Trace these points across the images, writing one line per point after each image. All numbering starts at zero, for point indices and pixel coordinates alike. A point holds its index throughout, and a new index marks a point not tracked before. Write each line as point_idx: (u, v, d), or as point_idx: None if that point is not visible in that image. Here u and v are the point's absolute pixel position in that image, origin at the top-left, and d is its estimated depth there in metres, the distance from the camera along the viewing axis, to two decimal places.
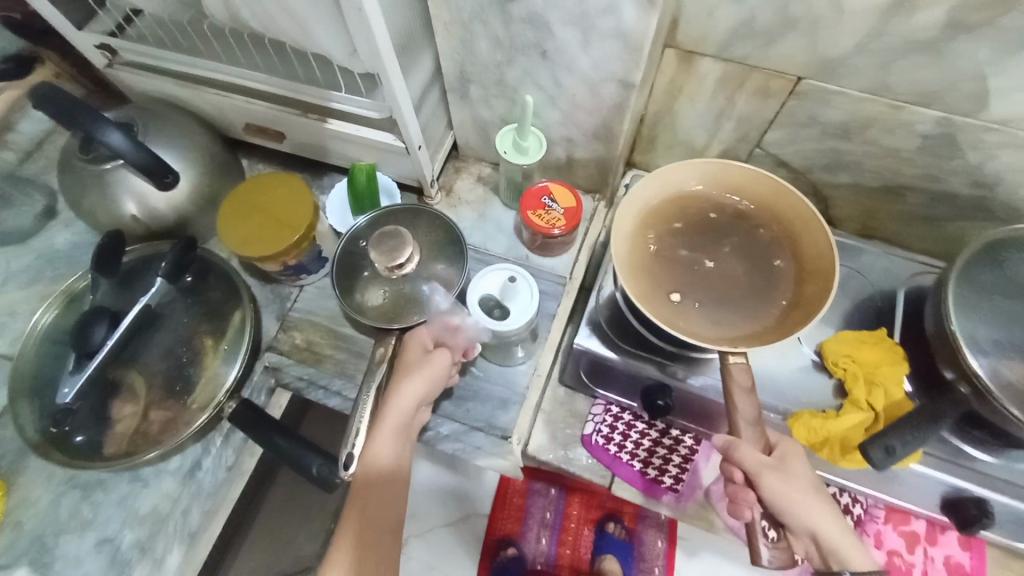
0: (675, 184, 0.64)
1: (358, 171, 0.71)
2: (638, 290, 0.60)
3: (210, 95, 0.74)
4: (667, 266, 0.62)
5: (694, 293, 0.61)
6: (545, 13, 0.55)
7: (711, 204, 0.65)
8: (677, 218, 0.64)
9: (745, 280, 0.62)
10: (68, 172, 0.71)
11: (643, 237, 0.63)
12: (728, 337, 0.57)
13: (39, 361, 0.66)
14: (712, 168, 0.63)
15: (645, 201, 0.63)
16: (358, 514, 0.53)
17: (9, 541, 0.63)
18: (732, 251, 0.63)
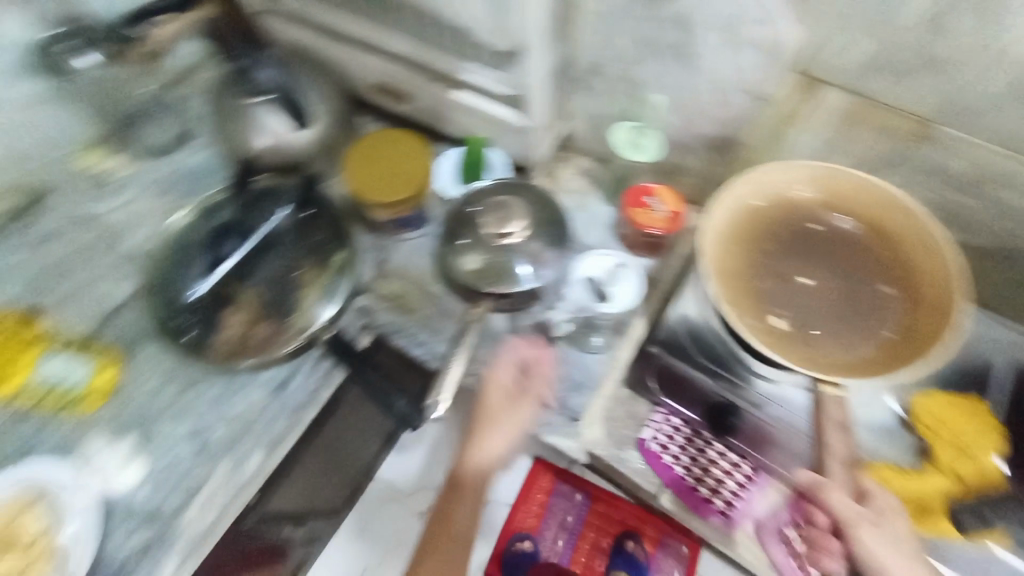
0: (781, 187, 0.62)
1: (472, 144, 0.72)
2: (727, 297, 0.59)
3: (349, 49, 0.77)
4: (760, 276, 0.61)
5: (784, 307, 0.60)
6: (697, 16, 0.58)
7: (819, 213, 0.62)
8: (779, 224, 0.62)
9: (843, 300, 0.60)
10: (215, 102, 0.76)
11: (739, 241, 0.61)
12: (818, 361, 0.57)
13: (166, 259, 0.75)
14: (826, 175, 0.60)
15: (745, 202, 0.62)
16: (451, 520, 0.67)
17: (116, 412, 0.70)
18: (833, 267, 0.61)
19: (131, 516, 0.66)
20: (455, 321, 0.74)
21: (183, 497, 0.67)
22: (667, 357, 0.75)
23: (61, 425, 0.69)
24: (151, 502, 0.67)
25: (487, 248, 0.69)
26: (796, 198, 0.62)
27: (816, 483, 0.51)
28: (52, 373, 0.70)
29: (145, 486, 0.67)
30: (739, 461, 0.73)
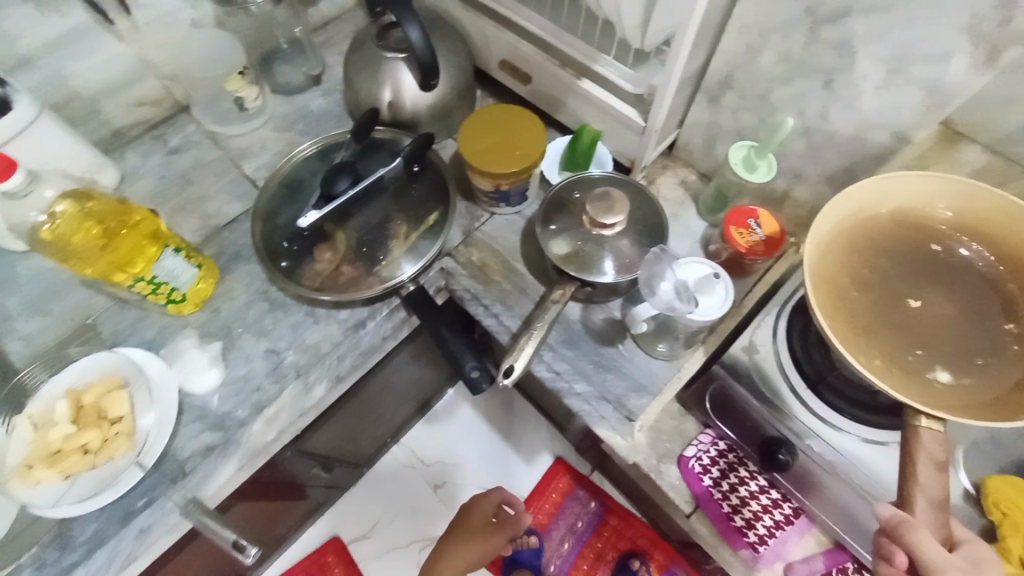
0: (905, 200, 0.58)
1: (585, 132, 0.75)
2: (828, 305, 0.55)
3: (487, 26, 0.81)
4: (868, 288, 0.56)
5: (891, 328, 0.55)
6: (858, 41, 0.56)
7: (942, 235, 0.57)
8: (895, 238, 0.58)
9: (956, 332, 0.55)
10: (357, 51, 0.81)
11: (849, 249, 0.57)
12: (923, 392, 0.51)
13: (277, 190, 0.80)
14: (962, 194, 0.56)
15: (861, 208, 0.58)
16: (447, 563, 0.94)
17: (208, 318, 0.75)
18: (950, 295, 0.56)
19: (201, 417, 0.69)
20: (531, 301, 0.74)
21: (249, 412, 0.70)
22: (725, 377, 0.70)
23: (160, 318, 0.75)
24: (221, 409, 0.70)
25: (581, 233, 0.70)
26: (919, 215, 0.58)
27: (899, 520, 0.47)
28: (164, 273, 0.69)
29: (218, 393, 0.71)
30: (779, 499, 0.72)
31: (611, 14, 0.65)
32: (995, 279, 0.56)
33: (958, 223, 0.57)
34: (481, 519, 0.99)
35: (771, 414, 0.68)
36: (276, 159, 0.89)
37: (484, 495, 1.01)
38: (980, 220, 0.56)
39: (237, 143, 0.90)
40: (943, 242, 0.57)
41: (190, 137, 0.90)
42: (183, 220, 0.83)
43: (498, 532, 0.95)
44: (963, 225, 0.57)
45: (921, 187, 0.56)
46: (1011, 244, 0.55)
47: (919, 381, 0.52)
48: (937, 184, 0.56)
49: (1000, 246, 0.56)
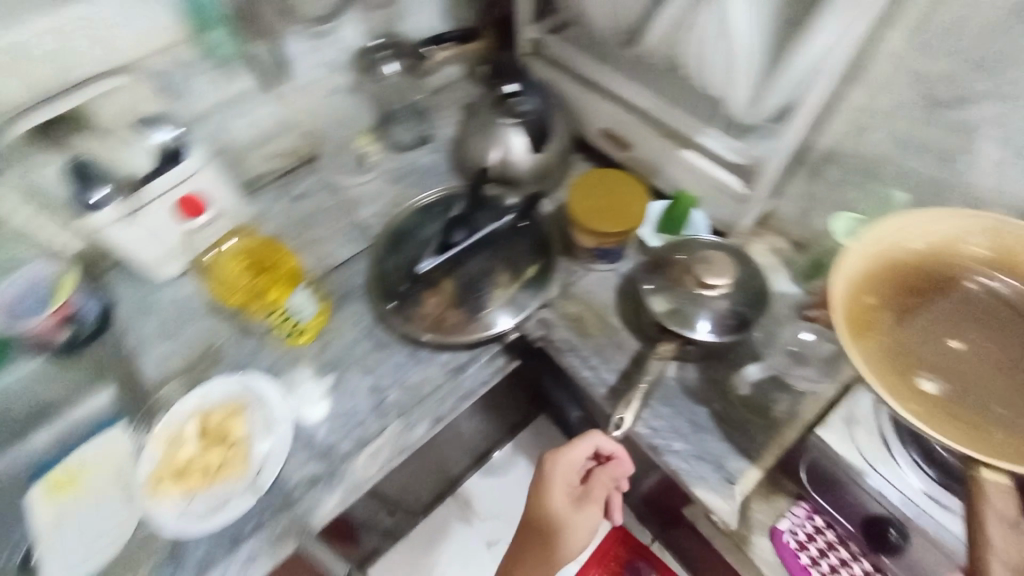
0: (938, 234, 0.57)
1: (682, 198, 0.80)
2: (863, 347, 0.53)
3: (592, 98, 0.88)
4: (901, 328, 0.55)
5: (926, 369, 0.54)
6: (980, 127, 0.58)
7: (978, 271, 0.56)
8: (925, 274, 0.57)
9: (995, 372, 0.53)
10: (471, 117, 0.90)
11: (882, 287, 0.57)
12: (982, 437, 0.48)
13: (389, 239, 0.88)
14: (992, 226, 0.55)
15: (893, 241, 0.56)
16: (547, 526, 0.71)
17: (318, 352, 0.81)
18: (982, 334, 0.56)
19: (308, 447, 0.73)
20: (628, 357, 0.76)
21: (352, 446, 0.73)
22: (823, 447, 0.66)
23: (277, 349, 0.81)
24: (327, 440, 0.74)
25: (679, 293, 0.72)
26: (952, 251, 0.57)
27: None
28: (295, 305, 0.79)
29: (324, 424, 0.75)
30: None
31: (721, 89, 0.71)
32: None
33: (993, 256, 0.56)
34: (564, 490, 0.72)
35: (881, 494, 0.63)
36: (387, 208, 0.96)
37: (561, 454, 0.72)
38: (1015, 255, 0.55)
39: (352, 193, 0.98)
40: (983, 277, 0.56)
41: (313, 184, 0.99)
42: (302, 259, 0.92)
43: (587, 506, 0.72)
44: (1002, 255, 0.55)
45: (945, 225, 0.56)
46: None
47: (970, 427, 0.49)
48: (964, 222, 0.55)
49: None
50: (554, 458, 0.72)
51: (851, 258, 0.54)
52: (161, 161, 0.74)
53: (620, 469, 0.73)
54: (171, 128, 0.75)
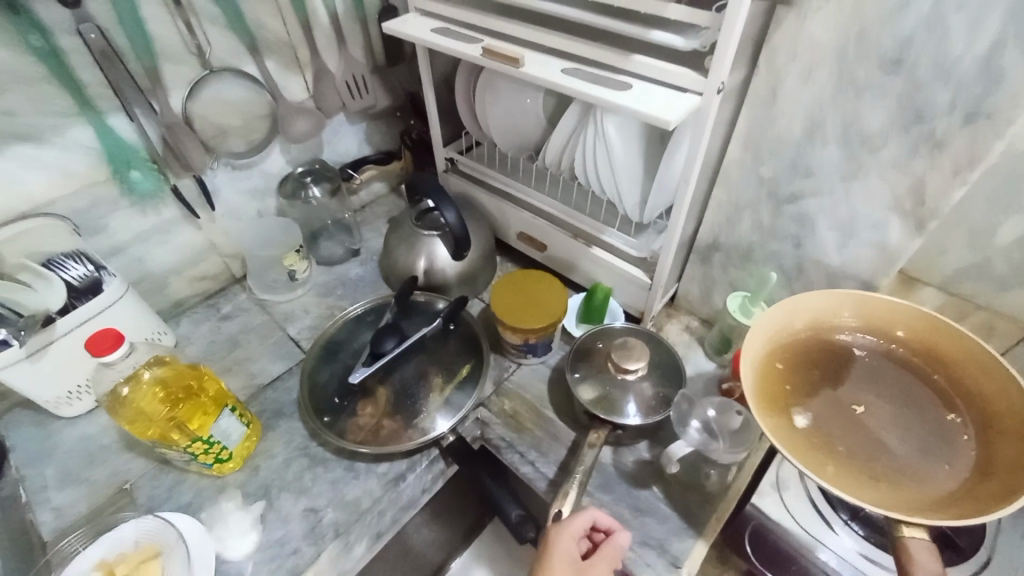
0: (816, 313, 0.64)
1: (597, 290, 0.87)
2: (782, 429, 0.57)
3: (508, 207, 0.98)
4: (813, 402, 0.60)
5: (841, 438, 0.58)
6: (815, 217, 0.71)
7: (858, 342, 0.64)
8: (816, 350, 0.64)
9: (900, 429, 0.58)
10: (398, 231, 0.97)
11: (786, 368, 0.62)
12: (892, 495, 0.53)
13: (318, 353, 0.88)
14: (861, 301, 0.63)
15: (782, 325, 0.63)
16: None
17: (245, 478, 0.77)
18: (884, 393, 0.61)
19: None
20: (565, 446, 0.78)
21: None
22: (758, 514, 0.70)
23: (200, 479, 0.77)
24: None
25: (603, 381, 0.77)
26: (832, 327, 0.65)
27: None
28: (219, 432, 0.72)
29: (252, 559, 0.69)
30: None
31: (612, 193, 0.82)
32: (921, 374, 0.61)
33: (869, 326, 0.64)
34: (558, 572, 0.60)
35: (818, 559, 0.66)
36: (319, 321, 1.00)
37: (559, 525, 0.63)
38: (884, 324, 0.63)
39: (282, 309, 1.02)
40: (864, 346, 0.64)
41: (240, 304, 1.02)
42: (230, 381, 0.90)
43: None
44: (874, 325, 0.64)
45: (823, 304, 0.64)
46: (920, 338, 0.62)
47: (890, 489, 0.53)
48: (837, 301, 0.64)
49: (911, 342, 0.62)
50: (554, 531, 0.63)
51: (752, 346, 0.60)
52: (74, 297, 0.75)
53: (616, 549, 0.62)
54: (87, 264, 0.77)
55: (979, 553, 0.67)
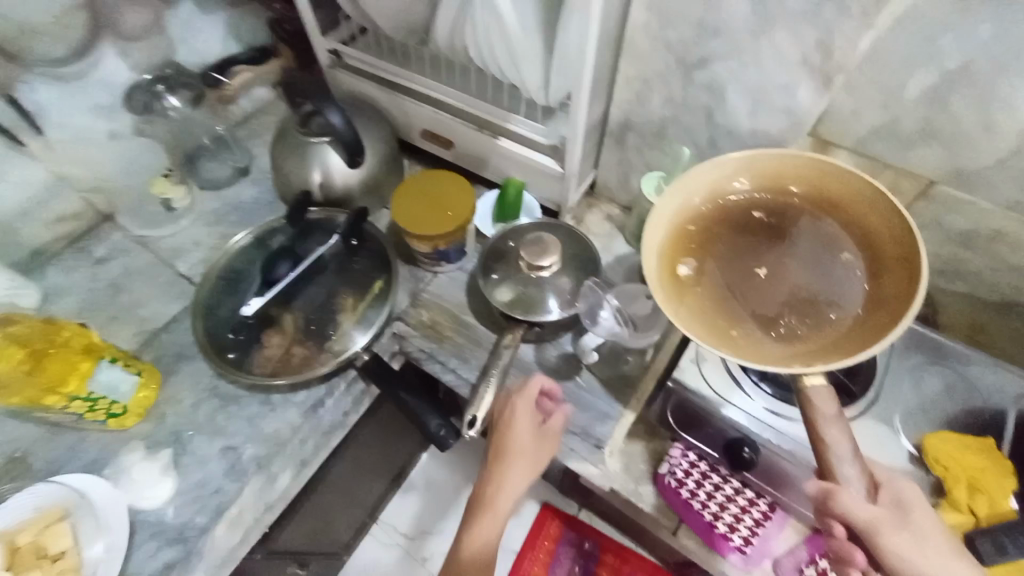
0: (712, 186, 0.60)
1: (510, 185, 0.81)
2: (691, 312, 0.55)
3: (405, 102, 0.87)
4: (719, 278, 0.57)
5: (750, 303, 0.56)
6: (725, 83, 0.66)
7: (756, 204, 0.60)
8: (716, 223, 0.60)
9: (802, 283, 0.57)
10: (281, 140, 0.84)
11: (688, 250, 0.59)
12: (800, 348, 0.52)
13: (215, 285, 0.80)
14: (753, 161, 0.59)
15: (679, 207, 0.59)
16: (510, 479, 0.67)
17: (153, 428, 0.72)
18: (785, 249, 0.59)
19: (158, 534, 0.65)
20: (486, 350, 0.78)
21: (209, 517, 0.66)
22: (679, 390, 0.73)
23: (101, 435, 0.71)
24: (179, 520, 0.66)
25: (519, 279, 0.74)
26: (728, 196, 0.61)
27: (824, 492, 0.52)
28: (102, 386, 0.67)
29: (173, 504, 0.67)
30: (755, 499, 0.77)
31: (513, 76, 0.72)
32: (817, 221, 0.59)
33: (765, 185, 0.60)
34: (522, 429, 0.68)
35: (729, 419, 0.70)
36: (212, 254, 0.89)
37: (512, 399, 0.70)
38: (779, 179, 0.60)
39: (168, 245, 0.89)
40: (762, 206, 0.60)
41: (117, 245, 0.89)
42: (119, 329, 0.81)
43: (542, 445, 0.69)
44: (769, 183, 0.60)
45: (717, 173, 0.60)
46: (813, 186, 0.59)
47: (796, 346, 0.53)
48: (730, 167, 0.59)
49: (804, 192, 0.60)
50: (512, 403, 0.70)
51: (651, 233, 0.56)
52: None
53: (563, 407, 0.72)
54: None
55: (868, 395, 0.73)
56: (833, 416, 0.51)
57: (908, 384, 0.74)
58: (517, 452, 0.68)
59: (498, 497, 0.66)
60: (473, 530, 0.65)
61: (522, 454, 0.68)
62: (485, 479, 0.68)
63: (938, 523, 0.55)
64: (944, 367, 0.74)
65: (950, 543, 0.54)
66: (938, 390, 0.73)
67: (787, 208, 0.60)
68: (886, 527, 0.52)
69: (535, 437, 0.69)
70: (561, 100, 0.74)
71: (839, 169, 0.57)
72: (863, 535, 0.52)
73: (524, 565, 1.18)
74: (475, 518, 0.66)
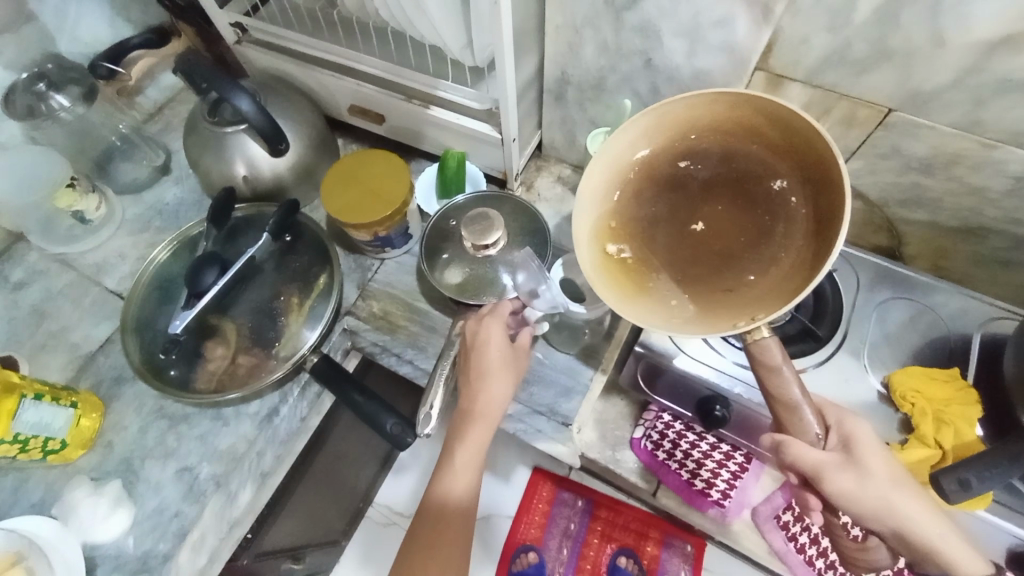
0: (625, 159, 0.55)
1: (449, 157, 0.76)
2: (638, 298, 0.51)
3: (324, 75, 0.79)
4: (660, 250, 0.53)
5: (695, 264, 0.52)
6: (660, 22, 0.59)
7: (676, 155, 0.55)
8: (642, 195, 0.55)
9: (742, 228, 0.52)
10: (192, 133, 0.76)
11: (622, 231, 0.54)
12: (752, 303, 0.49)
13: (149, 294, 0.74)
14: (658, 114, 0.53)
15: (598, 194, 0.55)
16: (490, 391, 0.62)
17: (100, 459, 0.69)
18: (716, 193, 0.54)
19: (119, 567, 0.63)
20: (442, 337, 0.75)
21: (172, 543, 0.64)
22: (648, 352, 0.70)
23: (46, 473, 0.67)
24: (140, 550, 0.64)
25: (471, 261, 0.71)
26: (645, 162, 0.55)
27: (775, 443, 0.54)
28: (28, 426, 0.61)
29: (132, 534, 0.65)
30: (729, 452, 0.78)
31: (434, 40, 0.65)
32: (741, 153, 0.53)
33: (680, 132, 0.54)
34: (502, 340, 0.65)
35: (699, 377, 0.68)
36: (141, 265, 0.82)
37: (484, 319, 0.65)
38: (692, 123, 0.54)
39: (91, 260, 0.83)
40: (684, 155, 0.55)
41: (34, 266, 0.82)
42: (50, 358, 0.76)
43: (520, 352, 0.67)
44: (681, 132, 0.54)
45: (626, 141, 0.54)
46: (726, 120, 0.53)
47: (746, 303, 0.49)
48: (638, 129, 0.53)
49: (721, 127, 0.53)
50: (485, 322, 0.65)
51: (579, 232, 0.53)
52: None
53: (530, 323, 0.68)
54: None
55: (835, 337, 0.72)
56: (780, 367, 0.51)
57: (874, 322, 0.73)
58: (493, 366, 0.63)
59: (483, 407, 0.62)
60: (465, 446, 0.62)
61: (498, 366, 0.64)
62: (469, 395, 0.63)
63: (888, 459, 0.55)
64: (905, 298, 0.73)
65: (897, 478, 0.54)
66: (902, 322, 0.72)
67: (709, 150, 0.54)
68: (828, 469, 0.52)
69: (508, 350, 0.65)
70: (490, 59, 0.67)
71: (744, 97, 0.50)
72: (808, 474, 0.53)
73: (520, 529, 1.18)
74: (464, 434, 0.62)
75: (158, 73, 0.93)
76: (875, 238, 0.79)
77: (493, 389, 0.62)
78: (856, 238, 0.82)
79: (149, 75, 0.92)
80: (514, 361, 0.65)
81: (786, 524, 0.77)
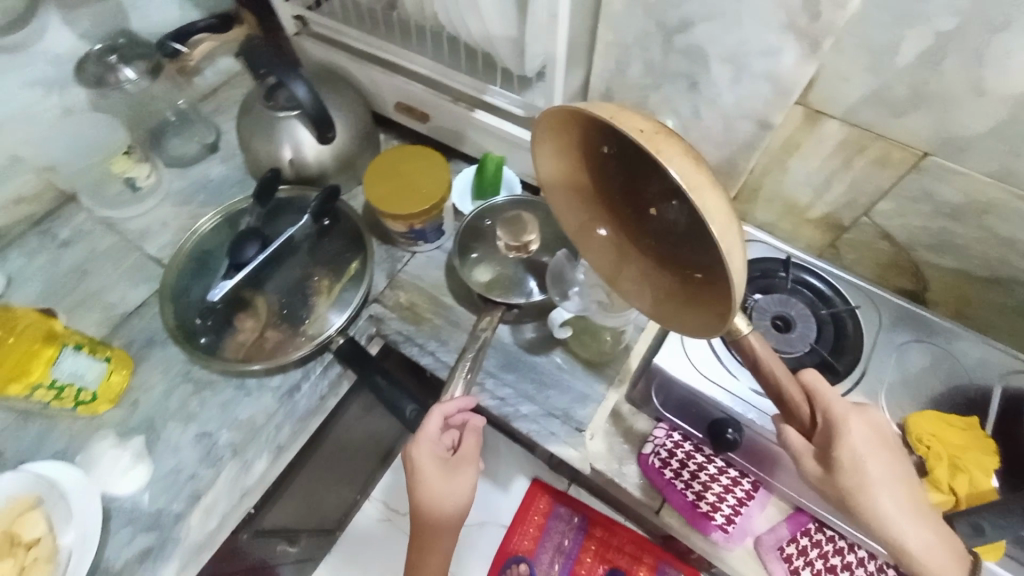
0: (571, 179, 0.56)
1: (489, 161, 0.78)
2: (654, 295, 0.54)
3: (376, 73, 0.83)
4: (652, 238, 0.54)
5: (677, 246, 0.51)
6: (706, 47, 0.61)
7: (595, 148, 0.51)
8: (608, 192, 0.55)
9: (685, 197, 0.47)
10: (246, 115, 0.79)
11: (618, 228, 0.56)
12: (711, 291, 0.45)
13: (186, 264, 0.77)
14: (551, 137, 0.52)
15: (578, 215, 0.58)
16: (442, 519, 0.60)
17: (124, 416, 0.71)
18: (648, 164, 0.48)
19: (133, 521, 0.65)
20: (464, 332, 0.77)
21: (185, 504, 0.66)
22: (664, 370, 0.71)
23: (71, 425, 0.70)
24: (153, 507, 0.65)
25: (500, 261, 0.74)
26: (582, 167, 0.54)
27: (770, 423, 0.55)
28: (65, 373, 0.64)
29: (147, 491, 0.66)
30: (737, 477, 0.78)
31: (487, 45, 0.68)
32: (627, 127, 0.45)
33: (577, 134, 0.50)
34: (430, 463, 0.62)
35: (714, 397, 0.68)
36: (181, 235, 0.86)
37: (418, 445, 0.62)
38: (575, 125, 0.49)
39: (135, 225, 0.86)
40: (598, 145, 0.50)
41: (81, 227, 0.86)
42: (85, 315, 0.79)
43: (458, 470, 0.62)
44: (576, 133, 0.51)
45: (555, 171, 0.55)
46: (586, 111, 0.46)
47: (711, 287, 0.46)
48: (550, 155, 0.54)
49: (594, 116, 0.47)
50: (416, 448, 0.62)
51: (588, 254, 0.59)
52: None
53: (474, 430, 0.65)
54: None
55: (854, 372, 0.72)
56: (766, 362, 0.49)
57: (894, 360, 0.73)
58: (436, 496, 0.60)
59: (440, 532, 0.61)
60: (430, 539, 0.61)
61: (440, 490, 0.61)
62: (417, 507, 0.61)
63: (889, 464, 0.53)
64: (923, 341, 0.73)
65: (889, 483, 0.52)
66: (921, 366, 0.72)
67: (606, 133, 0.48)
68: (805, 459, 0.53)
69: (450, 467, 0.63)
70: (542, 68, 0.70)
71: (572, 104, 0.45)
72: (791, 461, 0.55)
73: (514, 540, 1.18)
74: (426, 537, 0.61)
75: (218, 56, 0.98)
76: (900, 279, 0.80)
77: (445, 515, 0.60)
78: (881, 279, 0.82)
79: (207, 57, 0.97)
80: (459, 479, 0.62)
81: (790, 556, 0.75)
